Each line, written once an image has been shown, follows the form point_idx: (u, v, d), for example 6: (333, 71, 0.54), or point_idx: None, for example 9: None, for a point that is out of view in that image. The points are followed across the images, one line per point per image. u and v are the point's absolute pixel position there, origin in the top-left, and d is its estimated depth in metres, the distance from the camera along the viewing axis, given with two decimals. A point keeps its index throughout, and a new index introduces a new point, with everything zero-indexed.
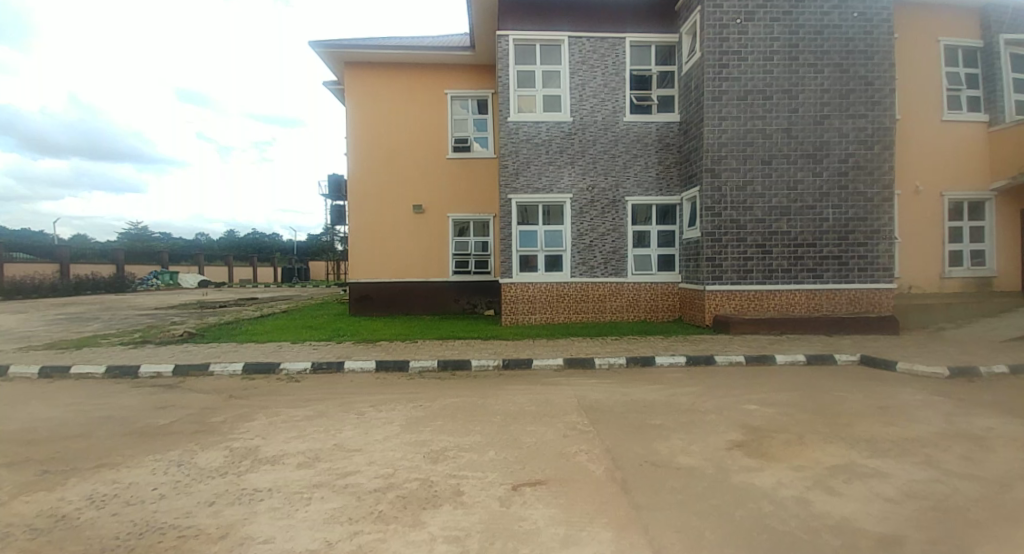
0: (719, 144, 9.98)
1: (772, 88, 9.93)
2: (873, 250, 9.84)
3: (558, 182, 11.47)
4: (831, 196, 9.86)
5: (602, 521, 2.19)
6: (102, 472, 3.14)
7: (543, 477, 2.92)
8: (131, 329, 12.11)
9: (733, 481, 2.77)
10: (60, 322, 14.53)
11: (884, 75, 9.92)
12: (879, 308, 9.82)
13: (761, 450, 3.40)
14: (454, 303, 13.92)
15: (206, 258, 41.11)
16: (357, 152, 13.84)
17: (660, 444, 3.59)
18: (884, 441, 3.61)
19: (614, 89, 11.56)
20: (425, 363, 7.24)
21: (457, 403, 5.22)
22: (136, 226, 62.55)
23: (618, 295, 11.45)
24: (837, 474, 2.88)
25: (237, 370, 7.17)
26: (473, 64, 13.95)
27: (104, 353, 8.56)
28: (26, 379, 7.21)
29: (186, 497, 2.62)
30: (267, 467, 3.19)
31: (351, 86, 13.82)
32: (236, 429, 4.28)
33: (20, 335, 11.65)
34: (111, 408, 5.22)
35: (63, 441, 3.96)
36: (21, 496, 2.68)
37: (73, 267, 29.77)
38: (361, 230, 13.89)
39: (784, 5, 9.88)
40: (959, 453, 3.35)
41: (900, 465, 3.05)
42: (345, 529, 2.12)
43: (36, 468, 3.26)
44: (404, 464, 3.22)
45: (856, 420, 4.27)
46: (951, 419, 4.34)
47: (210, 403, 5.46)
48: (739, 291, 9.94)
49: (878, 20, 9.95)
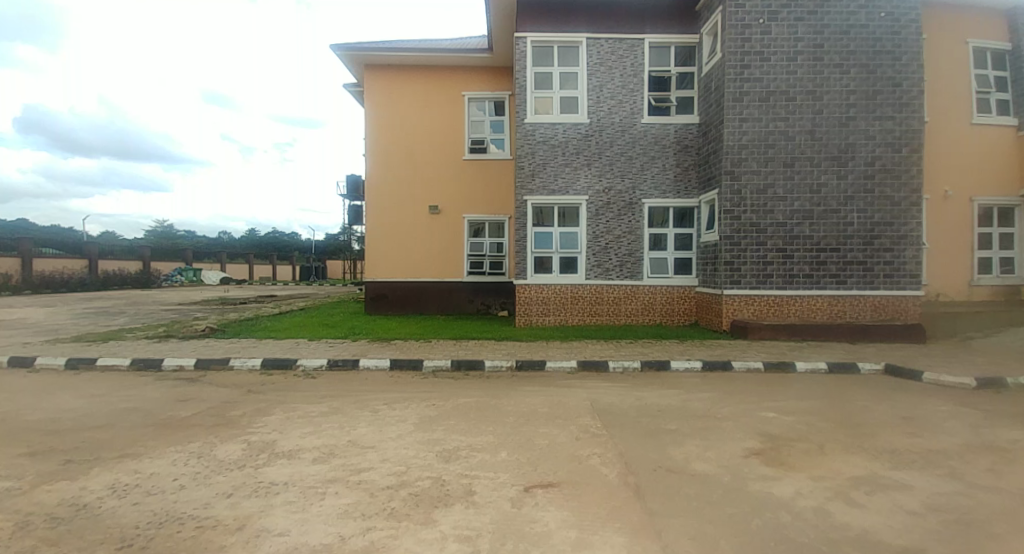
0: (740, 145, 9.82)
1: (796, 89, 9.73)
2: (900, 256, 9.57)
3: (574, 184, 11.43)
4: (856, 200, 9.61)
5: (614, 526, 2.17)
6: (125, 462, 3.24)
7: (555, 479, 2.91)
8: (154, 324, 12.49)
9: (751, 489, 2.72)
10: (87, 316, 15.05)
11: (912, 76, 9.64)
12: (905, 316, 9.53)
13: (779, 459, 3.33)
14: (468, 303, 13.99)
15: (228, 255, 42.03)
16: (375, 153, 14.01)
17: (675, 450, 3.55)
18: (908, 452, 3.50)
19: (632, 90, 11.48)
20: (439, 362, 7.29)
21: (470, 402, 5.24)
22: (161, 224, 64.30)
23: (634, 298, 11.35)
24: (859, 485, 2.80)
25: (255, 365, 7.32)
26: (490, 66, 14.02)
27: (128, 347, 8.83)
28: (55, 370, 7.49)
29: (205, 488, 2.69)
30: (284, 461, 3.24)
31: (370, 87, 14.01)
32: (254, 423, 4.37)
33: (50, 328, 12.07)
34: (134, 400, 5.39)
35: (88, 431, 4.10)
36: (47, 485, 2.77)
37: (101, 263, 30.76)
38: (377, 229, 14.05)
39: (809, 4, 9.69)
40: (987, 466, 3.23)
41: (925, 477, 2.95)
42: (358, 524, 2.15)
43: (62, 457, 3.37)
44: (417, 461, 3.24)
45: (879, 430, 4.15)
46: (978, 431, 4.19)
47: (228, 397, 5.58)
48: (758, 296, 9.75)
49: (907, 20, 9.68)
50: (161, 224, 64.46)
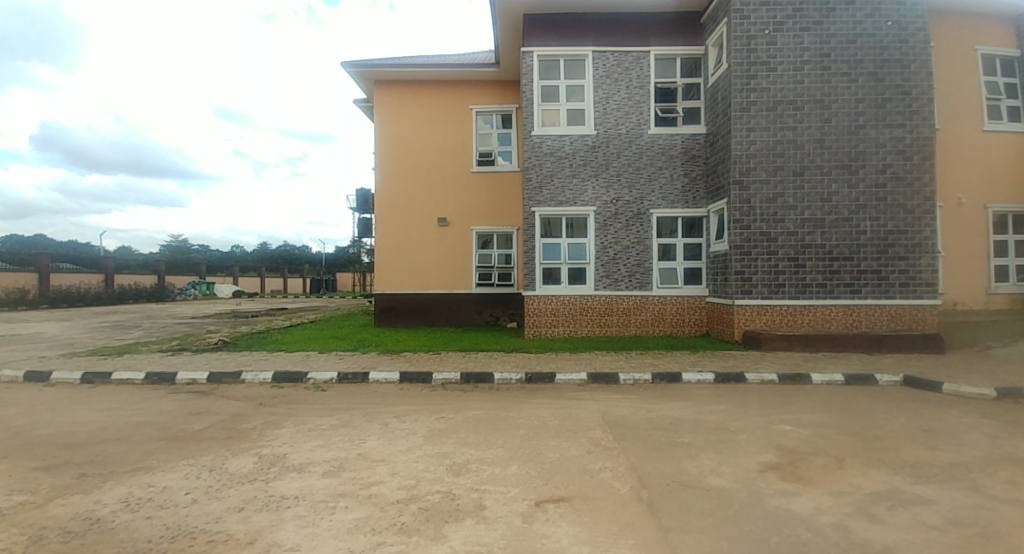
0: (748, 155, 9.79)
1: (803, 98, 9.72)
2: (915, 264, 9.41)
3: (581, 195, 11.46)
4: (868, 208, 9.50)
5: (627, 543, 2.13)
6: (138, 476, 3.26)
7: (566, 493, 2.87)
8: (168, 337, 12.65)
9: (768, 505, 2.66)
10: (103, 329, 15.31)
11: (922, 84, 9.59)
12: (922, 325, 9.33)
13: (797, 474, 3.24)
14: (477, 315, 14.00)
15: (241, 269, 42.62)
16: (384, 167, 14.20)
17: (688, 465, 3.47)
18: (929, 466, 3.40)
19: (639, 102, 11.54)
20: (448, 375, 7.27)
21: (480, 415, 5.20)
22: (176, 239, 65.52)
23: (643, 309, 11.27)
24: (879, 500, 2.72)
25: (267, 379, 7.36)
26: (497, 80, 14.23)
27: (142, 360, 8.93)
28: (70, 384, 7.58)
29: (216, 502, 2.69)
30: (295, 474, 3.25)
31: (379, 102, 14.27)
32: (265, 436, 4.39)
33: (64, 342, 12.25)
34: (147, 414, 5.43)
35: (100, 445, 4.13)
36: (59, 499, 2.79)
37: (116, 277, 31.38)
38: (385, 243, 14.17)
39: (814, 15, 9.72)
40: (1008, 478, 3.13)
41: (946, 491, 2.86)
42: (369, 539, 2.13)
43: (75, 471, 3.40)
44: (427, 475, 3.22)
45: (898, 443, 4.03)
46: (1000, 443, 4.07)
47: (239, 409, 5.63)
48: (770, 306, 9.62)
49: (914, 28, 9.65)
50: (176, 237, 65.68)
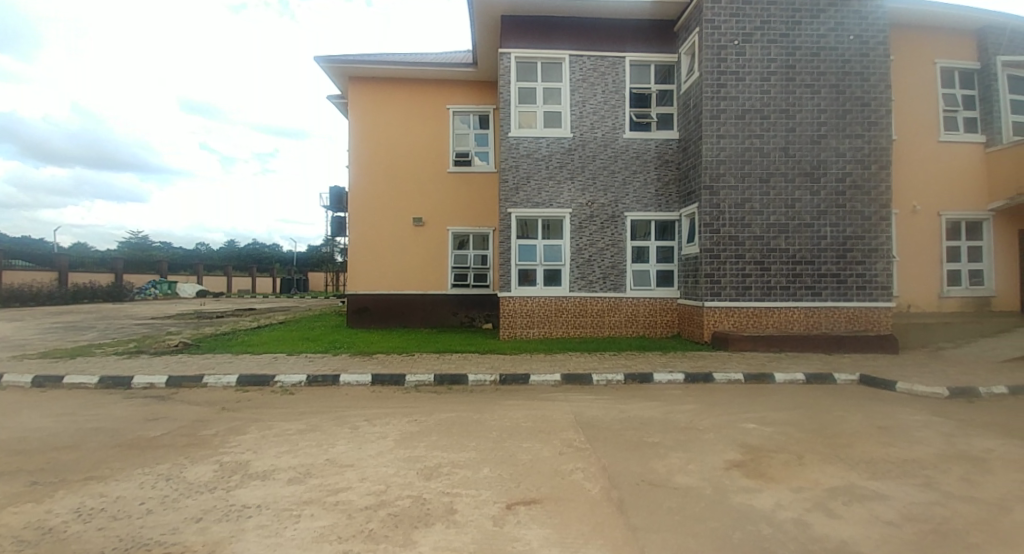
0: (718, 161, 10.07)
1: (770, 107, 10.08)
2: (871, 268, 9.88)
3: (557, 198, 11.55)
4: (829, 214, 9.92)
5: (597, 543, 2.15)
6: (91, 485, 3.09)
7: (537, 495, 2.88)
8: (126, 339, 12.06)
9: (732, 502, 2.74)
10: (54, 330, 14.46)
11: (880, 96, 10.07)
12: (878, 326, 9.80)
13: (759, 471, 3.36)
14: (452, 316, 13.90)
15: (206, 268, 41.12)
16: (359, 165, 13.95)
17: (658, 464, 3.54)
18: (884, 463, 3.56)
19: (614, 107, 11.71)
20: (422, 377, 7.18)
21: (452, 418, 5.16)
22: (137, 236, 62.55)
23: (617, 311, 11.43)
24: (837, 496, 2.84)
25: (231, 382, 7.11)
26: (475, 80, 14.17)
27: (98, 363, 8.50)
28: (18, 388, 7.14)
29: (174, 512, 2.57)
30: (258, 482, 3.13)
31: (354, 98, 14.00)
32: (228, 442, 4.23)
33: (13, 343, 11.53)
34: (102, 419, 5.17)
35: (50, 452, 3.90)
36: (8, 507, 2.63)
37: (71, 275, 29.78)
38: (360, 241, 13.92)
39: (780, 27, 10.10)
40: (957, 475, 3.30)
41: (899, 487, 3.01)
42: (335, 548, 2.08)
43: (24, 478, 3.21)
44: (398, 480, 3.17)
45: (856, 440, 4.22)
46: (950, 440, 4.30)
47: (201, 415, 5.39)
48: (738, 308, 9.92)
49: (874, 43, 10.12)
50: (137, 234, 62.82)
